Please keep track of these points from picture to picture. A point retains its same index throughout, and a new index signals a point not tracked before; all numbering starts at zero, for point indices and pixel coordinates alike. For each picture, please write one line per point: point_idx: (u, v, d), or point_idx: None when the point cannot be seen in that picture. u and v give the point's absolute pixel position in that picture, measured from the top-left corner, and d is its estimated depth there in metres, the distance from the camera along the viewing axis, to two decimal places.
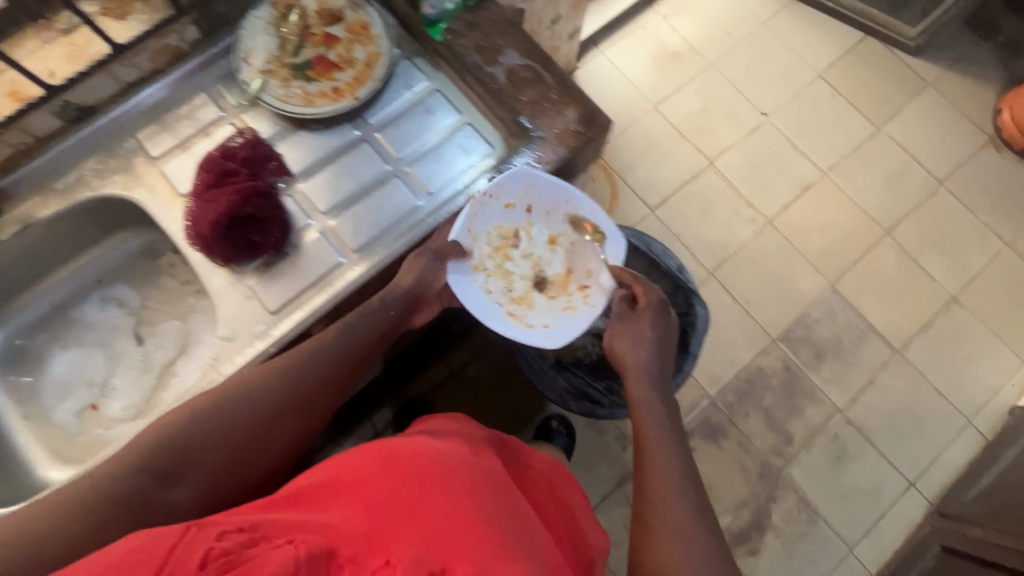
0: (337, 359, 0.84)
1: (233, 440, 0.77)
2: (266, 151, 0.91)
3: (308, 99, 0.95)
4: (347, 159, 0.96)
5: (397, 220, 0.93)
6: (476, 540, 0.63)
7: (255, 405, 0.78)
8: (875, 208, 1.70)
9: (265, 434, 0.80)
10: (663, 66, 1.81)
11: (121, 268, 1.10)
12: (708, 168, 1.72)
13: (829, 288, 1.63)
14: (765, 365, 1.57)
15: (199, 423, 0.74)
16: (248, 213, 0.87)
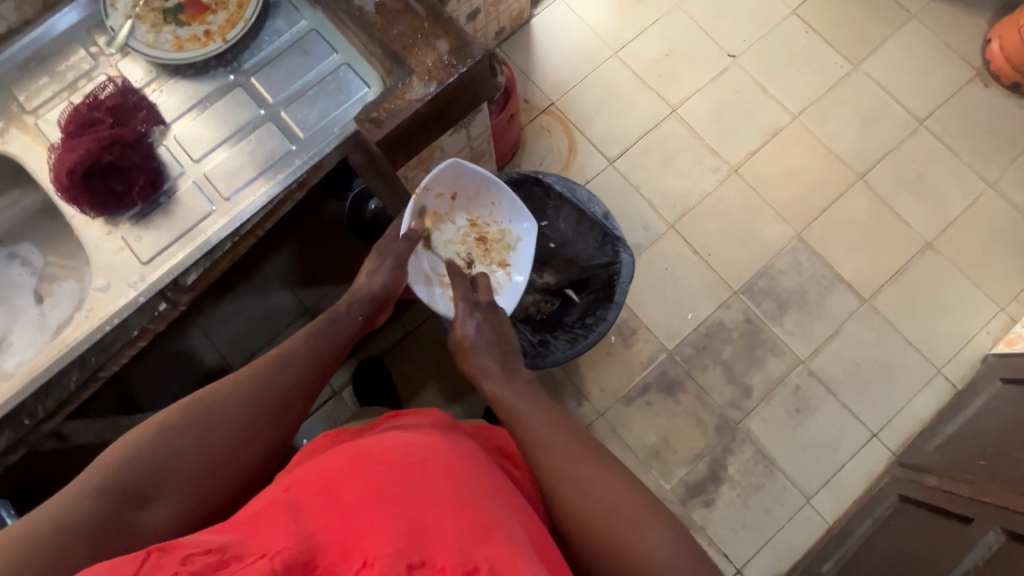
0: (310, 357, 0.77)
1: (213, 447, 0.63)
2: (138, 99, 0.75)
3: (178, 43, 0.77)
4: (219, 106, 0.77)
5: (268, 168, 0.74)
6: (471, 527, 0.52)
7: (232, 408, 0.66)
8: (848, 151, 1.62)
9: (250, 440, 0.67)
10: (624, 9, 1.73)
11: (22, 225, 0.94)
12: (671, 116, 1.65)
13: (794, 237, 1.57)
14: (725, 318, 1.53)
15: (170, 431, 0.61)
16: (109, 163, 0.71)
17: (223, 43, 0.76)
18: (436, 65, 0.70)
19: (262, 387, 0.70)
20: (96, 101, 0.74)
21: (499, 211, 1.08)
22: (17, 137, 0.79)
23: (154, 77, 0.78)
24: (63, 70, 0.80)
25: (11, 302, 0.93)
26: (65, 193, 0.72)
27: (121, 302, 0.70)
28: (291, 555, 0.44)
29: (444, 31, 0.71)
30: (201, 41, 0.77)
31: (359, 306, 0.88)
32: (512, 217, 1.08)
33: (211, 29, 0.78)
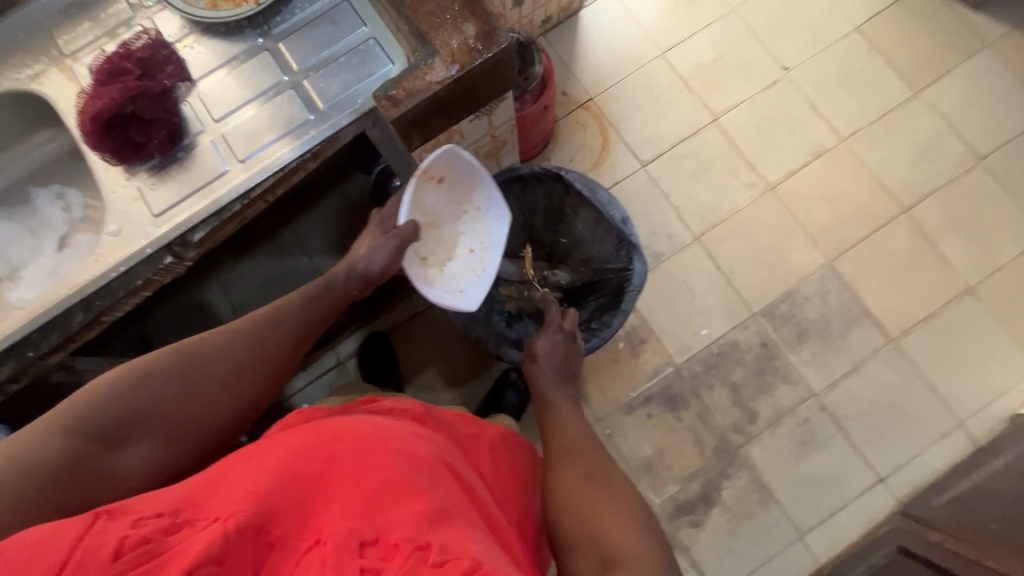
0: (298, 325, 0.77)
1: (194, 395, 0.65)
2: (168, 52, 0.76)
3: (213, 4, 0.78)
4: (244, 68, 0.77)
5: (285, 134, 0.74)
6: (429, 506, 0.52)
7: (217, 359, 0.68)
8: (895, 182, 1.53)
9: (234, 392, 0.68)
10: (677, 9, 1.66)
11: (50, 165, 0.96)
12: (712, 125, 1.59)
13: (825, 265, 1.51)
14: (740, 339, 1.49)
15: (152, 377, 0.62)
16: (132, 113, 0.73)
17: (257, 6, 0.76)
18: (460, 47, 0.68)
19: (251, 342, 0.72)
20: (128, 51, 0.75)
21: (480, 200, 1.00)
22: (51, 82, 0.80)
23: (187, 31, 0.79)
24: (105, 17, 0.82)
25: (38, 236, 0.94)
26: (88, 137, 0.74)
27: (131, 250, 0.72)
28: (243, 520, 0.45)
29: (473, 15, 0.69)
30: (235, 2, 0.77)
31: (355, 280, 0.87)
32: (495, 207, 1.00)
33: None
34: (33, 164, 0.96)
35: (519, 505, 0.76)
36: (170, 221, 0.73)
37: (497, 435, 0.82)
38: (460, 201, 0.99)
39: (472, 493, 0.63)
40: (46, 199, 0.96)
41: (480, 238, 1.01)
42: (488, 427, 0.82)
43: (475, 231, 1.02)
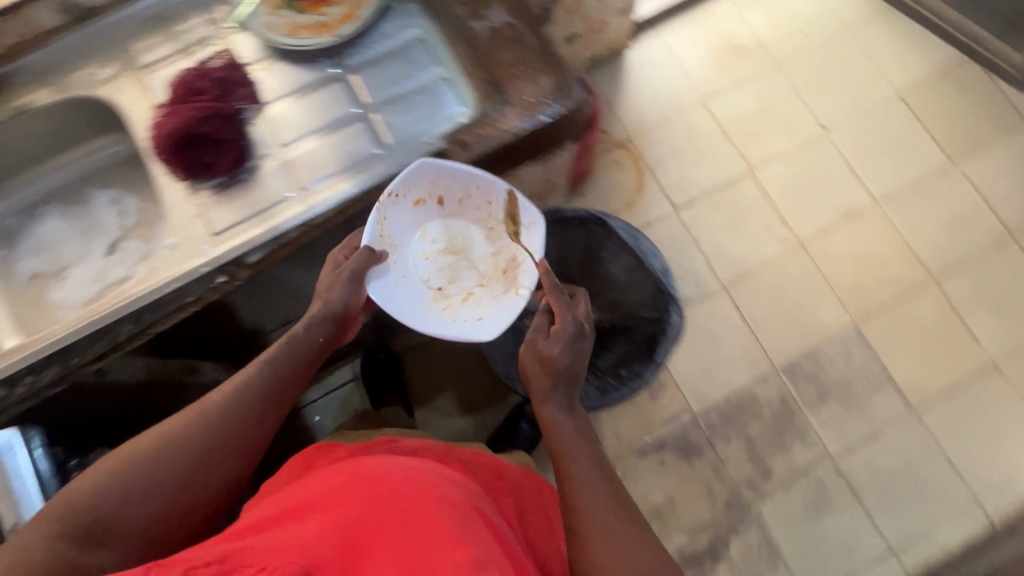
0: (271, 392, 0.75)
1: (172, 473, 0.65)
2: (243, 77, 0.80)
3: (294, 32, 0.82)
4: (316, 97, 0.80)
5: (351, 166, 0.76)
6: (469, 554, 0.52)
7: (191, 434, 0.68)
8: (927, 250, 1.53)
9: (211, 466, 0.68)
10: (722, 59, 1.68)
11: (108, 168, 0.97)
12: (747, 176, 1.60)
13: (850, 327, 1.50)
14: (760, 393, 1.48)
15: (133, 466, 0.64)
16: (206, 132, 0.77)
17: (336, 37, 0.80)
18: (531, 100, 0.69)
19: (226, 409, 0.71)
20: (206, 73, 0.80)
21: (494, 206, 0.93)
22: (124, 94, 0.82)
23: (267, 55, 0.83)
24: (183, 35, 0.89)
25: (89, 240, 0.92)
26: (162, 152, 0.78)
27: (184, 267, 0.73)
28: (289, 573, 0.47)
29: (550, 71, 0.70)
30: (315, 31, 0.81)
31: (318, 325, 0.80)
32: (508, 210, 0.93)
33: (327, 22, 0.81)
34: (96, 164, 0.97)
35: (545, 552, 0.75)
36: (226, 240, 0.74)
37: (522, 480, 0.82)
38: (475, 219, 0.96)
39: (504, 540, 0.62)
40: (103, 204, 0.93)
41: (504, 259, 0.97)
42: (510, 470, 0.82)
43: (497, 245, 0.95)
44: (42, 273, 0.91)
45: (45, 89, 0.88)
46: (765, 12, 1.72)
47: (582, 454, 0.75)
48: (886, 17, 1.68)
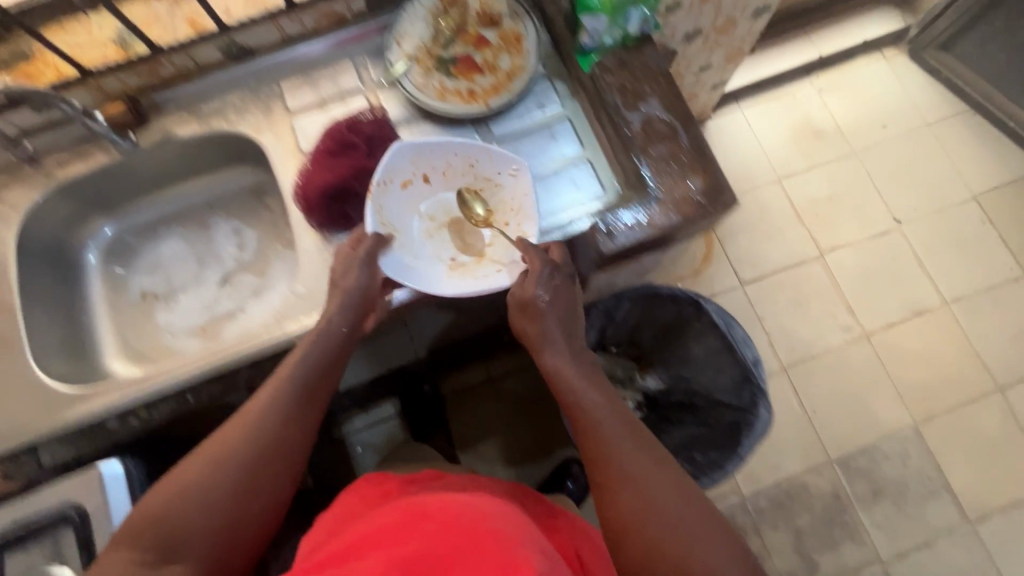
0: (314, 384, 0.66)
1: (214, 509, 0.58)
2: (391, 133, 0.75)
3: (440, 92, 0.77)
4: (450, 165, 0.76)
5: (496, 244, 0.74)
6: None
7: (228, 461, 0.60)
8: (993, 358, 1.51)
9: (253, 494, 0.61)
10: (801, 141, 1.70)
11: (230, 198, 0.87)
12: (816, 259, 1.60)
13: (910, 427, 1.47)
14: (812, 483, 1.44)
15: (175, 506, 0.57)
16: (355, 189, 0.71)
17: (486, 108, 0.76)
18: (684, 198, 0.69)
19: (258, 426, 0.62)
20: (355, 124, 0.74)
21: (483, 165, 0.75)
22: (271, 131, 0.78)
23: (412, 116, 0.78)
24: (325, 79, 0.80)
25: (203, 266, 0.85)
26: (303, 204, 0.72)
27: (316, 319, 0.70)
28: None
29: (701, 170, 0.69)
30: (464, 98, 0.77)
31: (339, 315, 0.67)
32: (499, 163, 0.74)
33: (476, 89, 0.77)
34: (214, 192, 0.87)
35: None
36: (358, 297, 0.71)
37: (575, 524, 0.74)
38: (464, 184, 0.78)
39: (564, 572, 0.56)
40: (223, 234, 0.86)
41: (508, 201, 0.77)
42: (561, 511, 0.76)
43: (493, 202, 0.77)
44: (151, 293, 0.84)
45: (190, 121, 0.79)
46: (847, 99, 1.73)
47: (591, 395, 0.67)
48: (967, 120, 1.69)
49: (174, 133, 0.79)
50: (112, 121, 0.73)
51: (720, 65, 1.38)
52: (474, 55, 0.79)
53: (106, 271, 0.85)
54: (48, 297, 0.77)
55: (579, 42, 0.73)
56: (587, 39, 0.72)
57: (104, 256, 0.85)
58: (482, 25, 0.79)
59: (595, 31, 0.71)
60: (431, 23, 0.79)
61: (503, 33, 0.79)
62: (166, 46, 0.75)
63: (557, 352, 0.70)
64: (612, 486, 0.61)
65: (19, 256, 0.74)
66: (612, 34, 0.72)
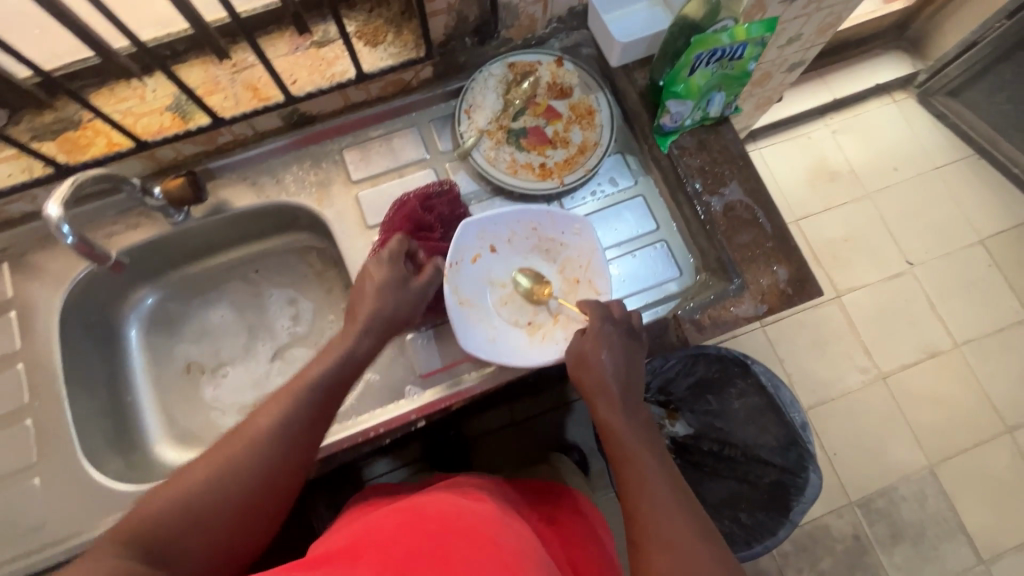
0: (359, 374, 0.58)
1: (216, 523, 0.47)
2: (462, 210, 0.73)
3: (512, 167, 0.75)
4: (531, 242, 0.71)
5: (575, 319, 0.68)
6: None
7: (241, 470, 0.49)
8: (1003, 400, 1.55)
9: (260, 510, 0.50)
10: (816, 182, 1.72)
11: (280, 264, 0.83)
12: (834, 301, 1.62)
13: (926, 469, 1.50)
14: (834, 525, 1.46)
15: (172, 521, 0.46)
16: (433, 276, 0.69)
17: (560, 185, 0.74)
18: (771, 288, 0.68)
19: (282, 431, 0.51)
20: (426, 203, 0.71)
21: (547, 228, 0.70)
22: (335, 204, 0.75)
23: (484, 190, 0.77)
24: (392, 148, 0.77)
25: (254, 337, 0.81)
26: None
27: (389, 411, 0.67)
28: None
29: (785, 257, 0.69)
30: (537, 173, 0.75)
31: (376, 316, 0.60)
32: (561, 223, 0.69)
33: (549, 163, 0.76)
34: (265, 259, 0.83)
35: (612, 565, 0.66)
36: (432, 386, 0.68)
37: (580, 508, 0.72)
38: (528, 249, 0.72)
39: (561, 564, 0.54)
40: (277, 303, 0.83)
41: (578, 261, 0.70)
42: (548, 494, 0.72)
43: (560, 265, 0.71)
44: (197, 365, 0.80)
45: (247, 189, 0.75)
46: (861, 140, 1.76)
47: (643, 452, 0.55)
48: (974, 164, 1.74)
49: (230, 204, 0.75)
50: (170, 196, 0.68)
51: (749, 113, 1.38)
52: (545, 127, 0.77)
53: (150, 341, 0.80)
54: (91, 380, 0.72)
55: (659, 122, 0.72)
56: (669, 121, 0.71)
57: (151, 327, 0.80)
58: (553, 96, 0.77)
59: (678, 115, 0.70)
60: (502, 94, 0.76)
61: (574, 105, 0.77)
62: (228, 117, 0.70)
63: (609, 403, 0.59)
64: (645, 547, 0.48)
65: (63, 339, 0.69)
66: (694, 116, 0.71)
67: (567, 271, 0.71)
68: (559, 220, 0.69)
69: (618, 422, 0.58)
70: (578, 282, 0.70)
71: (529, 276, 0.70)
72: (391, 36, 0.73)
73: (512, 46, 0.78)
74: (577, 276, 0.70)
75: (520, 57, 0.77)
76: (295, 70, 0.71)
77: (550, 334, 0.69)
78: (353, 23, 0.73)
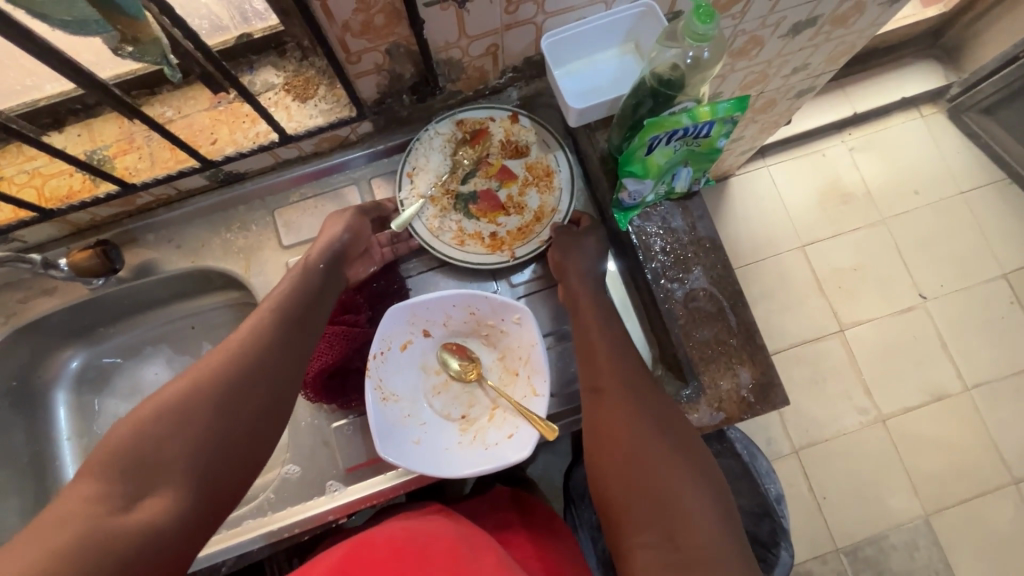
0: (316, 298, 0.57)
1: (189, 438, 0.45)
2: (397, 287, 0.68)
3: (459, 239, 0.68)
4: (466, 326, 0.66)
5: (507, 422, 0.62)
6: None
7: (208, 387, 0.48)
8: (1013, 450, 1.42)
9: (237, 419, 0.48)
10: (827, 204, 1.56)
11: (215, 322, 0.78)
12: (836, 334, 1.48)
13: (921, 518, 1.38)
14: (816, 572, 1.35)
15: (141, 444, 0.44)
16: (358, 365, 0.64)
17: (510, 258, 0.67)
18: (731, 394, 0.61)
19: (251, 345, 0.51)
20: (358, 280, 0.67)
21: (486, 314, 0.63)
22: (263, 271, 0.70)
23: (427, 261, 0.70)
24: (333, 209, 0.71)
25: None
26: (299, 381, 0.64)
27: (303, 510, 0.62)
28: None
29: (750, 358, 0.62)
30: (487, 244, 0.68)
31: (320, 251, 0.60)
32: (502, 311, 0.62)
33: (501, 233, 0.68)
34: (200, 315, 0.78)
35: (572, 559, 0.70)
36: (351, 487, 0.63)
37: (538, 519, 0.76)
38: (465, 333, 0.66)
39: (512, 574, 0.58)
40: None
41: (519, 352, 0.64)
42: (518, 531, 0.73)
43: (499, 355, 0.66)
44: None
45: (173, 252, 0.70)
46: (882, 158, 1.58)
47: (604, 319, 0.60)
48: (1004, 190, 1.55)
49: (157, 268, 0.70)
50: (78, 268, 0.64)
51: (752, 137, 1.23)
52: (497, 190, 0.69)
53: (80, 401, 0.77)
54: None
55: (618, 198, 0.63)
56: (628, 198, 0.62)
57: (83, 387, 0.77)
58: (507, 156, 0.70)
59: (638, 192, 0.61)
60: (450, 156, 0.69)
61: (532, 165, 0.69)
62: (139, 182, 0.64)
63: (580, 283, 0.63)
64: (607, 407, 0.55)
65: None
66: (657, 191, 0.62)
67: (505, 362, 0.66)
68: (501, 307, 0.62)
69: (629, 386, 0.55)
70: (517, 375, 0.64)
71: (461, 366, 0.65)
72: (322, 91, 0.65)
73: (462, 98, 0.70)
74: (516, 368, 0.64)
75: (469, 114, 0.69)
76: (216, 128, 0.65)
77: (479, 434, 0.63)
78: (281, 73, 0.64)
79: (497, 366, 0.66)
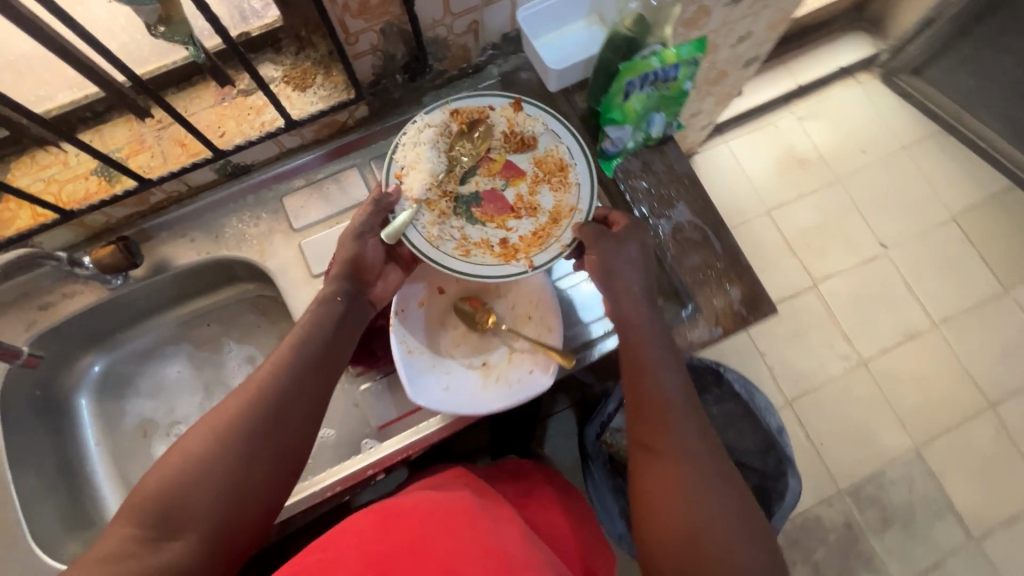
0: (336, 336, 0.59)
1: (212, 484, 0.49)
2: None
3: (466, 248, 0.65)
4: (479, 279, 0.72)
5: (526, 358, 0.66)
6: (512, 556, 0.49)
7: (230, 436, 0.50)
8: (984, 376, 1.51)
9: (256, 469, 0.51)
10: (786, 170, 1.66)
11: (235, 315, 0.81)
12: (811, 289, 1.57)
13: (912, 450, 1.45)
14: (824, 516, 1.41)
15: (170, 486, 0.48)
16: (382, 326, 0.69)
17: (528, 267, 0.64)
18: (725, 310, 0.67)
19: (272, 393, 0.53)
20: None
21: None
22: (277, 255, 0.73)
23: None
24: (337, 191, 0.75)
25: (211, 392, 0.79)
26: None
27: (347, 465, 0.65)
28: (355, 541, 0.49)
29: (738, 276, 0.68)
30: (498, 252, 0.65)
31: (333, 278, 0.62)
32: None
33: (511, 240, 0.66)
34: (219, 310, 0.81)
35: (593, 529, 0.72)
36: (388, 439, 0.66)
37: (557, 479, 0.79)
38: (478, 287, 0.72)
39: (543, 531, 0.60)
40: (235, 359, 0.81)
41: (529, 295, 0.69)
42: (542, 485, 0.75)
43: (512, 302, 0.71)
44: (150, 423, 0.78)
45: (188, 247, 0.73)
46: (829, 124, 1.70)
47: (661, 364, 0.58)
48: (941, 141, 1.69)
49: (174, 263, 0.73)
50: (102, 263, 0.67)
51: (709, 110, 1.33)
52: (502, 189, 0.68)
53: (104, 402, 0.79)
54: (33, 457, 0.69)
55: (601, 147, 0.70)
56: (610, 145, 0.69)
57: (107, 388, 0.79)
58: (511, 149, 0.68)
59: (620, 138, 0.68)
60: (445, 154, 0.66)
61: (540, 159, 0.68)
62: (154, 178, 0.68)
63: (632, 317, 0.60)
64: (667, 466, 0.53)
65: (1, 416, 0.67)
66: (636, 136, 0.69)
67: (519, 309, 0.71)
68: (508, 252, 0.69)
69: (688, 447, 0.53)
70: (530, 317, 0.69)
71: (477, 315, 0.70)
72: (319, 78, 0.70)
73: (448, 77, 0.76)
74: (529, 311, 0.69)
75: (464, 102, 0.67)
76: (223, 121, 0.69)
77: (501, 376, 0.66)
78: (280, 67, 0.70)
79: (512, 313, 0.71)
